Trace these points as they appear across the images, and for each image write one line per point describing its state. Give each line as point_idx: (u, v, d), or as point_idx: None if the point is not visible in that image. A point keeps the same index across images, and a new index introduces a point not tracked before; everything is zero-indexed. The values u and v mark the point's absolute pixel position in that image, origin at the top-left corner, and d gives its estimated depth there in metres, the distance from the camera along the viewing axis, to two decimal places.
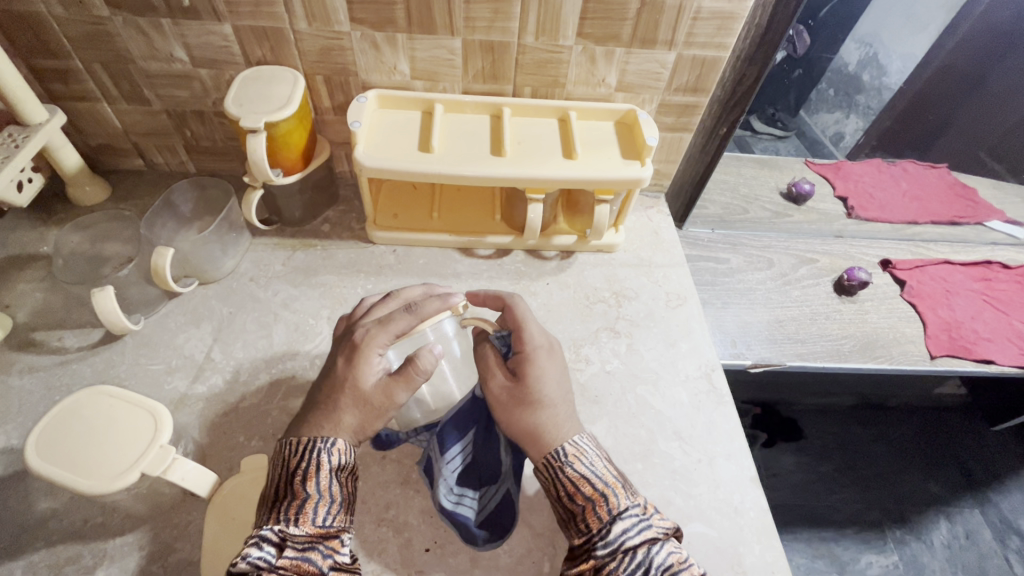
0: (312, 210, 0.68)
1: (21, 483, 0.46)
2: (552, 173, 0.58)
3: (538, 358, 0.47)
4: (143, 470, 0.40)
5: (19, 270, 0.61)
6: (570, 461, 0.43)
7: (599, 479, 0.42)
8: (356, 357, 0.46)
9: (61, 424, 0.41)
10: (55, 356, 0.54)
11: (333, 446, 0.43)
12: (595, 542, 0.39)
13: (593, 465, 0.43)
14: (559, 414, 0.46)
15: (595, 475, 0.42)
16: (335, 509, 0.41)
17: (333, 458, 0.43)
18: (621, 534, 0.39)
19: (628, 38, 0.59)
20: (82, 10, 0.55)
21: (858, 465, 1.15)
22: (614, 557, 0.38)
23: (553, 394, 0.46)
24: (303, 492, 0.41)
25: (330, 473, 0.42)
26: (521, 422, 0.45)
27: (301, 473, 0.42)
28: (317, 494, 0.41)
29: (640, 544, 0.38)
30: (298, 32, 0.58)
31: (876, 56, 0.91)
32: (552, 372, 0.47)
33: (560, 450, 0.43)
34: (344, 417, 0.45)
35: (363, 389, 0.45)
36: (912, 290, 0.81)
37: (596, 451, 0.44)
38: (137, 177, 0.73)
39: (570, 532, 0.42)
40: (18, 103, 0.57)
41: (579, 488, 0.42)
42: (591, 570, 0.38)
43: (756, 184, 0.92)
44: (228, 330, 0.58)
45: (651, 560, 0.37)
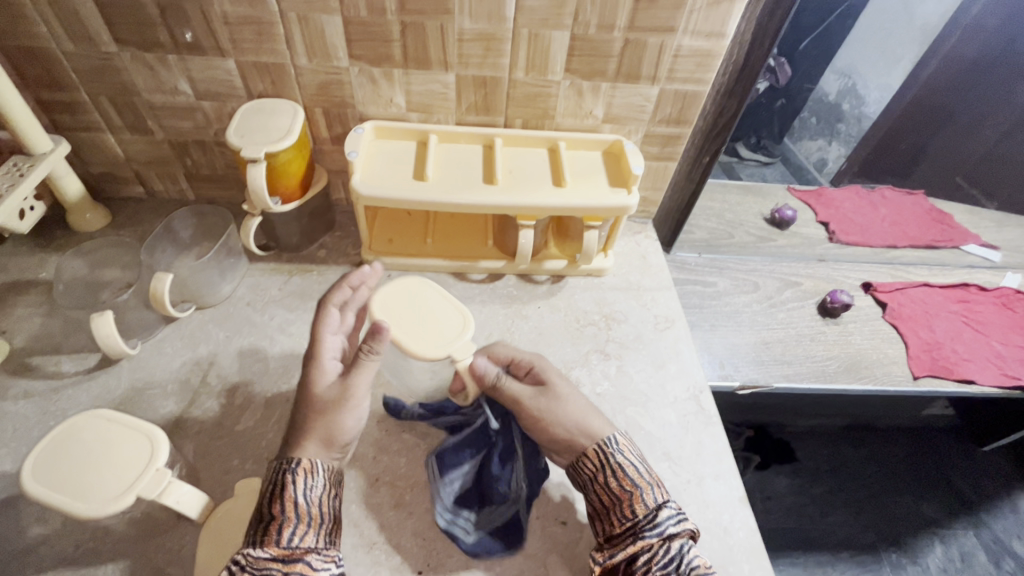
0: (308, 237, 0.70)
1: (12, 510, 0.46)
2: (542, 201, 0.61)
3: (543, 373, 0.53)
4: (138, 492, 0.40)
5: (17, 295, 0.62)
6: (618, 451, 0.48)
7: (644, 472, 0.47)
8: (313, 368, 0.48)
9: (58, 448, 0.42)
10: (51, 380, 0.55)
11: (298, 468, 0.44)
12: (640, 527, 0.44)
13: (637, 459, 0.48)
14: (590, 412, 0.51)
15: (638, 468, 0.47)
16: (301, 530, 0.42)
17: (299, 480, 0.44)
18: (665, 522, 0.44)
19: (614, 74, 0.62)
20: (91, 46, 0.58)
21: (851, 487, 1.16)
22: (657, 543, 0.43)
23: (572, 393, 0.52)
24: (271, 514, 0.42)
25: (297, 494, 0.43)
26: (555, 424, 0.49)
27: (270, 495, 0.43)
28: (282, 514, 0.42)
29: (679, 535, 0.44)
30: (298, 68, 0.60)
31: (855, 86, 0.94)
32: (557, 378, 0.53)
33: (612, 439, 0.49)
34: (314, 427, 0.46)
35: (328, 399, 0.46)
36: (893, 312, 0.83)
37: (634, 447, 0.50)
38: (137, 204, 0.75)
39: (607, 520, 0.46)
40: (25, 134, 0.59)
41: (623, 479, 0.47)
42: (637, 551, 0.43)
43: (740, 210, 0.95)
44: (224, 354, 0.58)
45: (684, 552, 0.43)
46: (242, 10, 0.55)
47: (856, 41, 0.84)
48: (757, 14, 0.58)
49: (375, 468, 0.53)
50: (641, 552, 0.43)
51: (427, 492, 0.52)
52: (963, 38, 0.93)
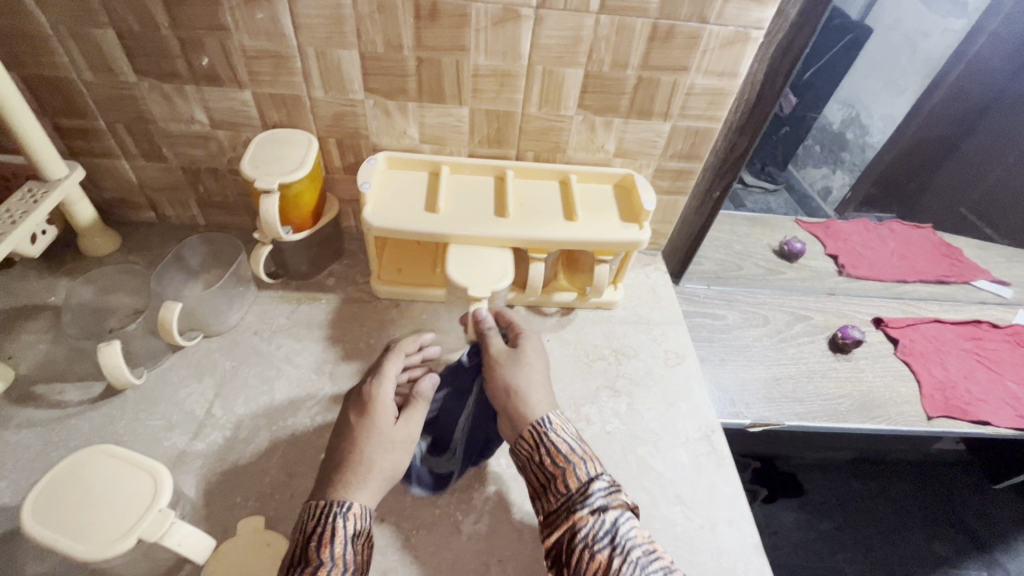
0: (317, 265, 0.69)
1: (9, 546, 0.45)
2: (554, 235, 0.61)
3: (525, 336, 0.57)
4: (140, 534, 0.39)
5: (24, 320, 0.62)
6: (553, 430, 0.50)
7: (577, 449, 0.49)
8: (370, 410, 0.49)
9: (60, 486, 0.41)
10: (54, 409, 0.54)
11: (349, 511, 0.44)
12: (574, 501, 0.46)
13: (570, 436, 0.50)
14: (540, 384, 0.53)
15: (571, 445, 0.49)
16: None
17: (349, 525, 0.43)
18: (596, 494, 0.46)
19: (626, 110, 0.63)
20: (110, 76, 0.58)
21: (860, 523, 1.14)
22: (590, 517, 0.45)
23: (536, 364, 0.55)
24: (317, 559, 0.40)
25: (346, 541, 0.42)
26: (499, 383, 0.53)
27: (316, 539, 0.42)
28: (330, 561, 0.41)
29: (611, 508, 0.46)
30: (314, 99, 0.61)
31: (858, 117, 0.97)
32: (538, 349, 0.56)
33: (546, 419, 0.50)
34: (374, 465, 0.47)
35: (390, 440, 0.48)
36: (905, 348, 0.82)
37: (571, 427, 0.52)
38: (147, 228, 0.75)
39: (546, 496, 0.48)
40: (41, 161, 0.60)
41: (556, 456, 0.48)
42: (572, 525, 0.45)
43: (749, 241, 0.95)
44: (230, 384, 0.58)
45: (618, 524, 0.45)
46: (261, 44, 0.56)
47: (858, 74, 0.88)
48: (769, 55, 0.59)
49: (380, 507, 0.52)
50: (576, 528, 0.44)
51: (433, 534, 0.50)
52: (963, 75, 0.94)
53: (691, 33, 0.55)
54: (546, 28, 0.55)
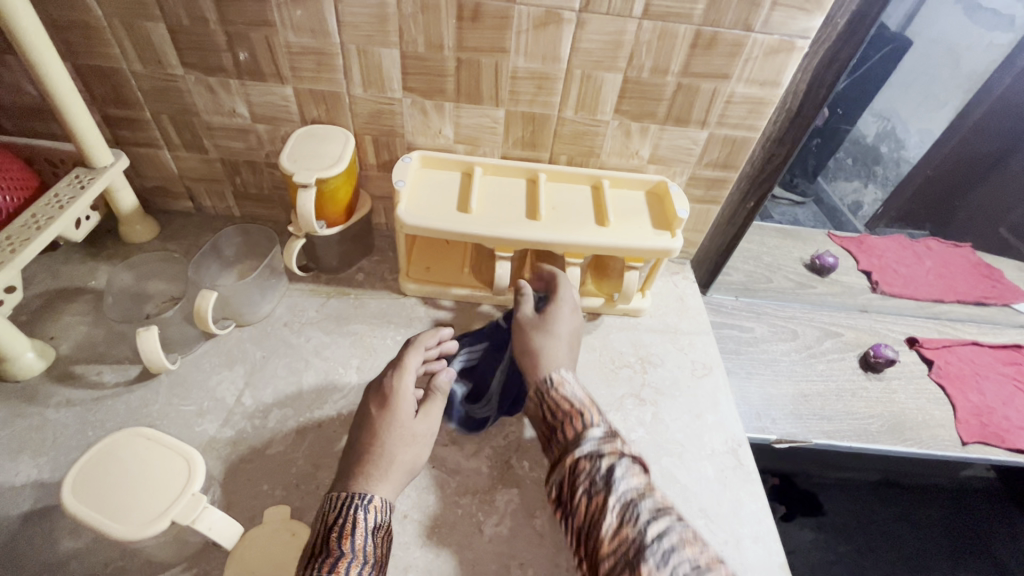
0: (347, 260, 0.70)
1: (46, 520, 0.46)
2: (586, 239, 0.60)
3: (558, 302, 0.59)
4: (173, 517, 0.40)
5: (66, 302, 0.64)
6: (557, 387, 0.52)
7: (579, 401, 0.50)
8: (390, 403, 0.50)
9: (97, 465, 0.42)
10: (92, 390, 0.56)
11: (369, 504, 0.45)
12: (571, 446, 0.47)
13: (575, 391, 0.52)
14: (560, 348, 0.55)
15: (574, 398, 0.51)
16: (367, 570, 0.41)
17: (369, 517, 0.44)
18: (590, 440, 0.47)
19: (663, 116, 0.62)
20: (159, 68, 0.60)
21: (881, 547, 1.11)
22: (586, 463, 0.45)
23: (558, 329, 0.57)
24: (338, 550, 0.41)
25: (365, 532, 0.43)
26: (525, 342, 0.56)
27: (337, 529, 0.42)
28: (350, 552, 0.41)
29: (608, 454, 0.45)
30: (353, 97, 0.62)
31: (894, 130, 0.98)
32: (566, 317, 0.58)
33: (548, 379, 0.52)
34: (397, 456, 0.48)
35: (410, 432, 0.49)
36: (939, 370, 0.80)
37: (576, 384, 0.53)
38: (184, 217, 0.76)
39: (552, 443, 0.49)
40: (89, 148, 0.62)
41: (562, 405, 0.50)
42: (569, 467, 0.46)
43: (779, 253, 0.93)
44: (260, 374, 0.59)
45: (613, 468, 0.44)
46: (305, 41, 0.57)
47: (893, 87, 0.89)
48: (815, 64, 0.57)
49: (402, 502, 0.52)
50: (573, 470, 0.45)
51: (454, 534, 0.50)
52: (1013, 84, 0.92)
53: (734, 41, 0.55)
54: (588, 32, 0.55)
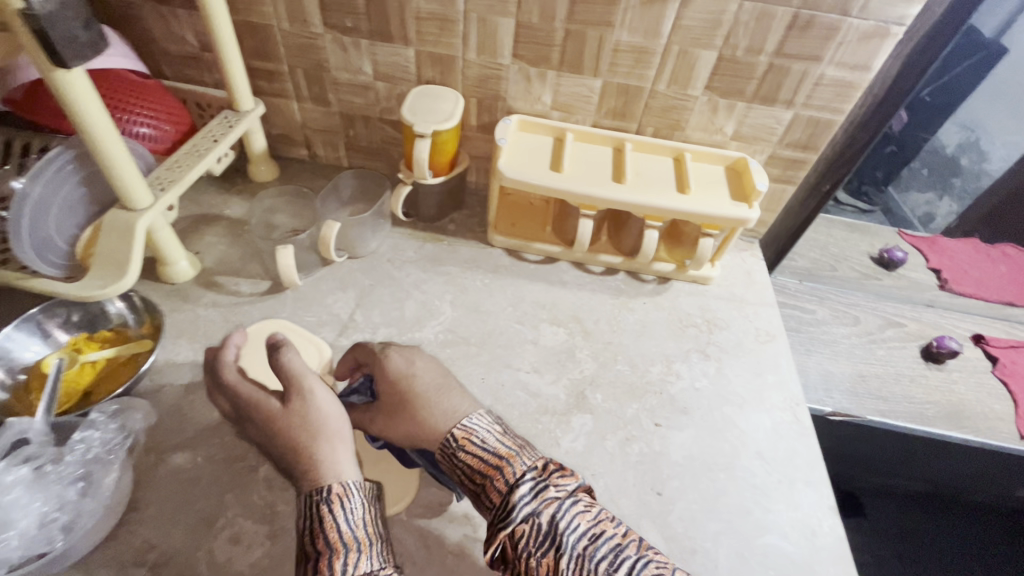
0: (443, 210, 0.78)
1: (202, 391, 0.56)
2: (667, 204, 0.66)
3: (388, 354, 0.52)
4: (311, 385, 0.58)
5: (207, 225, 0.74)
6: (463, 443, 0.46)
7: (496, 451, 0.45)
8: (286, 406, 0.46)
9: (259, 341, 0.60)
10: (232, 296, 0.65)
11: (331, 494, 0.42)
12: (501, 511, 0.42)
13: (485, 441, 0.46)
14: (431, 404, 0.49)
15: (488, 451, 0.45)
16: (357, 557, 0.40)
17: (336, 507, 0.42)
18: (518, 496, 0.42)
19: (751, 95, 0.66)
20: (303, 27, 0.69)
21: (920, 556, 1.14)
22: (523, 526, 0.40)
23: (415, 369, 0.51)
24: (317, 549, 0.40)
25: (338, 521, 0.41)
26: (399, 431, 0.49)
27: (315, 531, 0.41)
28: (334, 547, 0.40)
29: (541, 510, 0.41)
30: (466, 61, 0.69)
31: (977, 141, 0.95)
32: (406, 362, 0.52)
33: (451, 436, 0.47)
34: (326, 441, 0.45)
35: (310, 414, 0.46)
36: (1004, 368, 0.81)
37: (490, 421, 0.48)
38: (300, 164, 0.86)
39: (483, 505, 0.44)
40: (238, 93, 0.72)
41: (477, 463, 0.45)
42: (504, 540, 0.41)
43: (846, 245, 0.95)
44: (368, 298, 0.67)
45: (556, 526, 0.40)
46: (434, 8, 0.64)
47: (981, 98, 0.86)
48: (907, 52, 0.60)
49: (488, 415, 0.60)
50: (513, 531, 0.40)
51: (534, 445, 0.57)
52: None
53: (830, 24, 0.58)
54: (691, 10, 0.60)
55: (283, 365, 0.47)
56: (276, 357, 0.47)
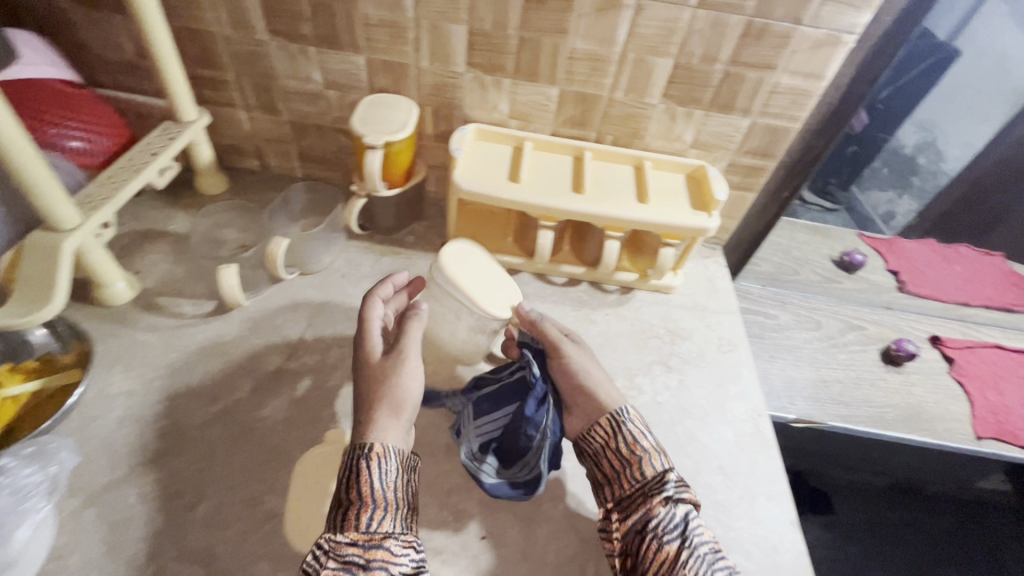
0: (401, 222, 0.75)
1: (137, 422, 0.53)
2: (627, 214, 0.65)
3: (584, 352, 0.58)
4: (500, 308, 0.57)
5: (149, 242, 0.70)
6: (631, 421, 0.53)
7: (652, 441, 0.51)
8: (386, 361, 0.52)
9: (473, 262, 0.58)
10: (174, 319, 0.62)
11: (370, 453, 0.47)
12: (648, 492, 0.48)
13: (644, 430, 0.52)
14: (595, 367, 0.57)
15: (646, 439, 0.52)
16: (379, 516, 0.45)
17: (373, 464, 0.46)
18: (664, 488, 0.48)
19: (708, 103, 0.66)
20: (247, 33, 0.66)
21: (887, 550, 1.13)
22: (662, 510, 0.47)
23: (591, 372, 0.56)
24: (350, 499, 0.45)
25: (371, 480, 0.46)
26: (568, 380, 0.55)
27: (350, 481, 0.46)
28: (362, 501, 0.45)
29: (678, 503, 0.48)
30: (420, 69, 0.67)
31: (933, 141, 0.97)
32: (580, 351, 0.58)
33: (624, 410, 0.53)
34: (398, 409, 0.50)
35: (383, 374, 0.51)
36: (960, 369, 0.82)
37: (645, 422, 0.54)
38: (251, 175, 0.82)
39: (617, 484, 0.50)
40: (180, 104, 0.69)
41: (631, 445, 0.51)
42: (649, 518, 0.47)
43: (808, 249, 0.96)
44: (320, 317, 0.64)
45: (686, 520, 0.47)
46: (383, 14, 0.62)
47: (936, 95, 0.88)
48: (861, 56, 0.60)
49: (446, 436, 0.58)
50: (649, 517, 0.47)
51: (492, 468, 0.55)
52: None
53: (783, 33, 0.58)
54: (645, 18, 0.59)
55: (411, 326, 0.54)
56: (414, 315, 0.55)
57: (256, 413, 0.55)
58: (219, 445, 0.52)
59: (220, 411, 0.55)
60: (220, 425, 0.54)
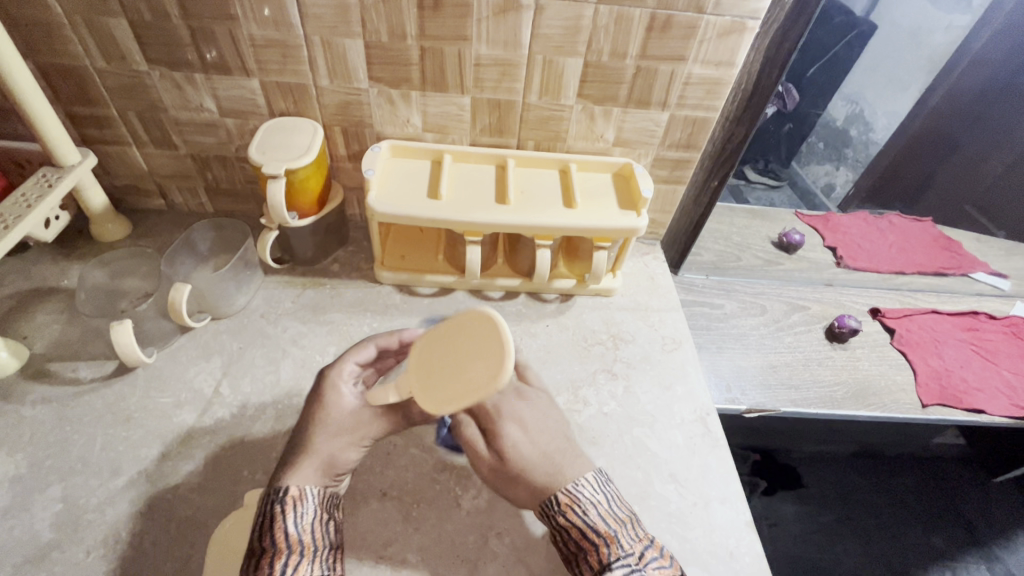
0: (323, 251, 0.71)
1: (27, 511, 0.48)
2: (555, 221, 0.62)
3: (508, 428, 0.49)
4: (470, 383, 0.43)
5: (38, 302, 0.64)
6: (565, 510, 0.45)
7: (597, 527, 0.44)
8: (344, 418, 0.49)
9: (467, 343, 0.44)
10: (68, 386, 0.56)
11: (285, 495, 0.43)
12: None
13: (588, 514, 0.45)
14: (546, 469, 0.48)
15: (591, 523, 0.45)
16: (293, 560, 0.41)
17: (289, 509, 0.43)
18: None
19: (625, 99, 0.64)
20: (123, 65, 0.60)
21: (859, 516, 1.13)
22: None
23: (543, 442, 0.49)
24: (263, 547, 0.41)
25: (289, 522, 0.42)
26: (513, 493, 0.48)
27: (264, 526, 0.42)
28: (276, 547, 0.41)
29: None
30: (319, 88, 0.63)
31: (862, 113, 0.99)
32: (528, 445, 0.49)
33: (554, 499, 0.46)
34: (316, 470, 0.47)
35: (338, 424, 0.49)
36: (901, 338, 0.84)
37: (592, 492, 0.46)
38: (157, 216, 0.76)
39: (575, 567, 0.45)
40: (56, 147, 0.61)
41: (577, 533, 0.44)
42: None
43: (748, 233, 0.96)
44: (237, 364, 0.60)
45: None
46: (270, 34, 0.57)
47: (865, 72, 0.91)
48: (766, 45, 0.59)
49: (380, 481, 0.53)
50: None
51: (432, 508, 0.52)
52: (965, 72, 0.98)
53: (688, 22, 0.56)
54: (547, 18, 0.56)
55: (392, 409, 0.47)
56: (408, 405, 0.47)
57: (167, 483, 0.50)
58: (123, 525, 0.47)
59: (124, 485, 0.50)
60: (124, 501, 0.49)
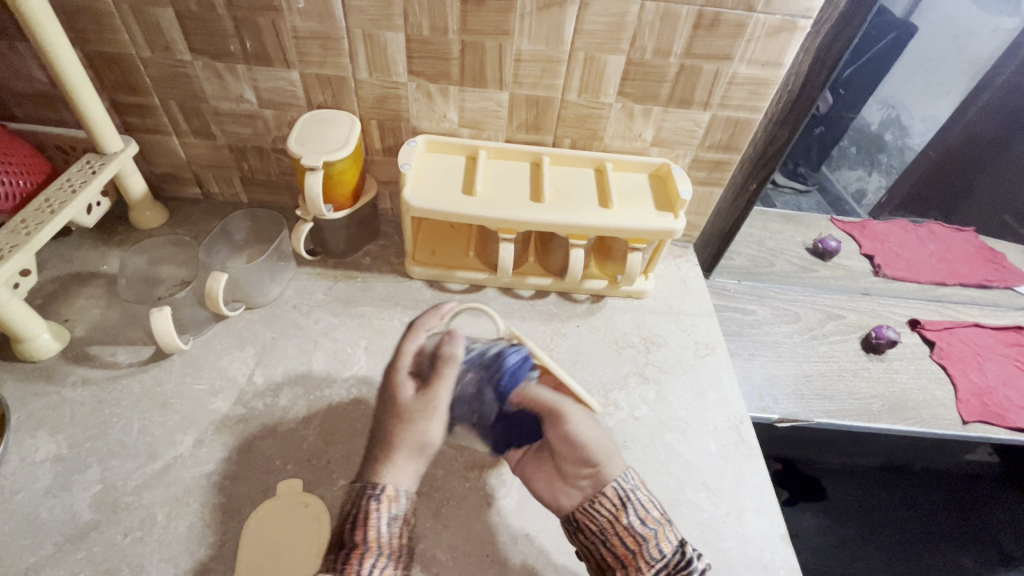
0: (354, 244, 0.71)
1: (68, 491, 0.48)
2: (591, 221, 0.61)
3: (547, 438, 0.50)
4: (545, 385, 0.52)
5: (79, 286, 0.65)
6: (619, 504, 0.46)
7: (647, 522, 0.45)
8: (419, 398, 0.50)
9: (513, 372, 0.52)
10: (107, 370, 0.57)
11: (381, 494, 0.45)
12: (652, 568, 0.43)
13: (638, 508, 0.46)
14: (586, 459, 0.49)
15: (642, 518, 0.45)
16: (380, 562, 0.42)
17: (383, 507, 0.44)
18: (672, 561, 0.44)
19: (666, 98, 0.63)
20: (167, 54, 0.61)
21: (883, 531, 1.10)
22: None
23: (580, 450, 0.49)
24: (352, 542, 0.42)
25: (380, 524, 0.43)
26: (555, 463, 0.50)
27: (355, 522, 0.43)
28: (366, 544, 0.42)
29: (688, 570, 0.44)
30: (359, 81, 0.62)
31: (898, 117, 0.98)
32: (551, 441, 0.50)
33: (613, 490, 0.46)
34: (402, 458, 0.48)
35: (412, 407, 0.49)
36: (941, 351, 0.81)
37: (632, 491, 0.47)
38: (193, 204, 0.77)
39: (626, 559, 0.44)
40: (100, 134, 0.62)
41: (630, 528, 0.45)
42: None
43: (782, 238, 0.93)
44: (270, 354, 0.60)
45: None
46: (312, 26, 0.57)
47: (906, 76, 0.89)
48: (815, 45, 0.57)
49: None
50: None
51: (463, 506, 0.51)
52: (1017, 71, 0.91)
53: (737, 21, 0.55)
54: (591, 13, 0.55)
55: (445, 361, 0.50)
56: (450, 350, 0.50)
57: (201, 469, 0.51)
58: (158, 509, 0.48)
59: (160, 470, 0.50)
60: (159, 486, 0.49)
